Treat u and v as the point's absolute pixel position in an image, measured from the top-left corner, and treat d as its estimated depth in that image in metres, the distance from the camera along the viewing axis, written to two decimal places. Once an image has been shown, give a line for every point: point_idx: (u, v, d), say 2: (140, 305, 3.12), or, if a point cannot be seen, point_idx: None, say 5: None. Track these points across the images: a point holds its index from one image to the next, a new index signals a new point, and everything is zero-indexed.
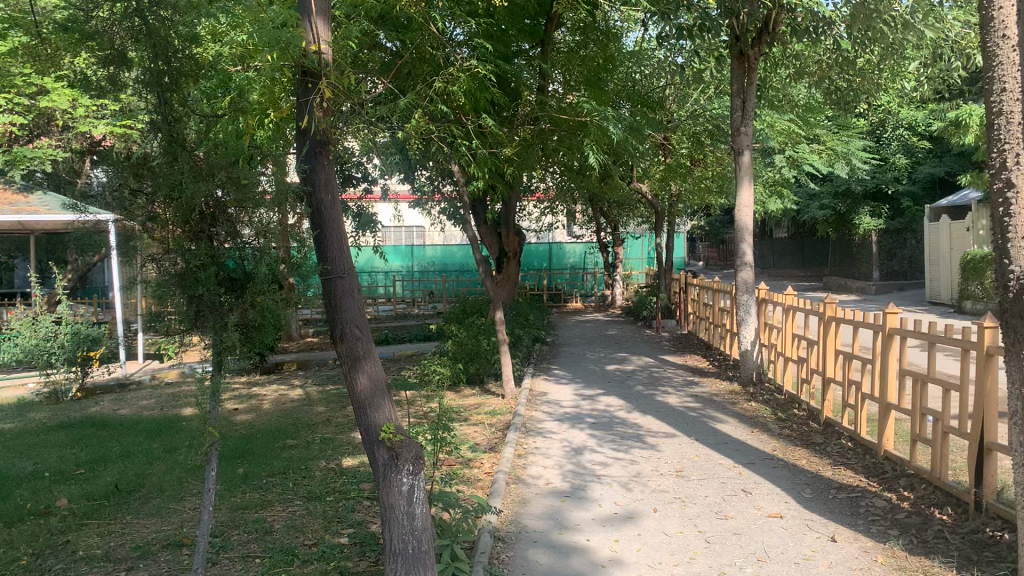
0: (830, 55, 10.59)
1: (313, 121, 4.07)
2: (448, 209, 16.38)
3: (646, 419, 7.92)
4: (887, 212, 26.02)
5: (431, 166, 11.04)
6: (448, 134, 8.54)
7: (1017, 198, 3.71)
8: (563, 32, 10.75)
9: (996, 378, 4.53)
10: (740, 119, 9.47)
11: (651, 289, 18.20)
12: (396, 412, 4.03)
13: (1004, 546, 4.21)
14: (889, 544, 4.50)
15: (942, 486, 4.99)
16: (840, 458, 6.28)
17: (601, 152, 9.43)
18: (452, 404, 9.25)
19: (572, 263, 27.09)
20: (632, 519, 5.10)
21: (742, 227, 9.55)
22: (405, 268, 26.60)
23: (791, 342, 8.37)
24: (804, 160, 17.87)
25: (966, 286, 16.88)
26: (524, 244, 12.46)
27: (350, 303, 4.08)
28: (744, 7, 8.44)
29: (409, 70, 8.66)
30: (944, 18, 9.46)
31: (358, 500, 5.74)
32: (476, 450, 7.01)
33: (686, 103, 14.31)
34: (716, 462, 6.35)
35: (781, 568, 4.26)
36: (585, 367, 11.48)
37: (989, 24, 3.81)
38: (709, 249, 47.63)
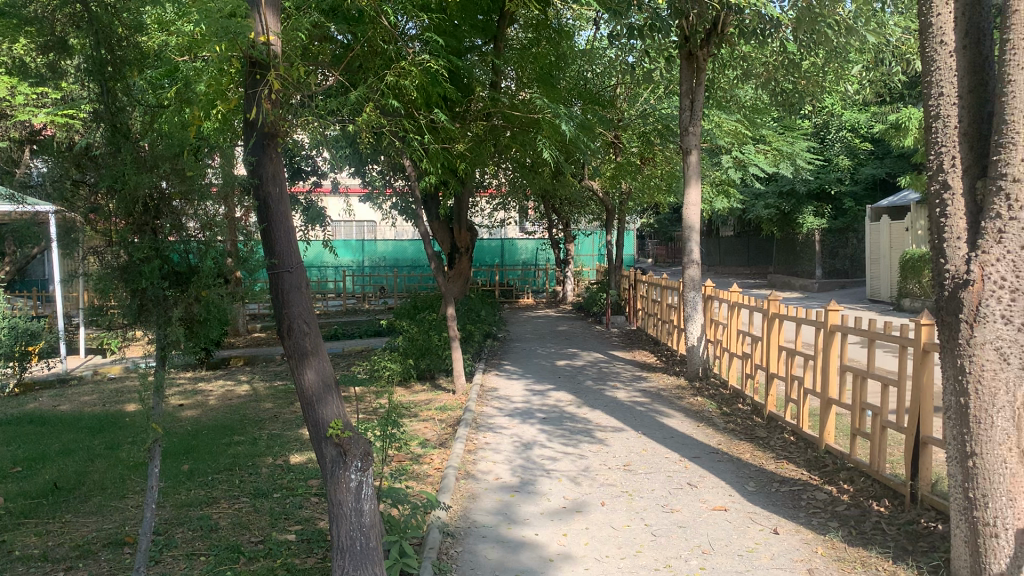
0: (776, 56, 10.60)
1: (261, 113, 4.04)
2: (400, 204, 16.31)
3: (594, 415, 7.98)
4: (829, 212, 26.48)
5: (381, 159, 11.00)
6: (400, 128, 8.51)
7: (953, 199, 3.81)
8: (517, 26, 10.64)
9: (932, 374, 4.64)
10: (689, 119, 9.59)
11: (600, 286, 18.35)
12: (345, 408, 4.01)
13: (938, 536, 4.36)
14: (829, 536, 4.61)
15: (880, 479, 5.12)
16: (782, 452, 6.41)
17: (553, 148, 9.49)
18: (402, 400, 9.21)
19: (524, 259, 27.13)
20: (580, 513, 5.15)
21: (690, 225, 9.64)
22: (355, 263, 26.37)
23: (736, 338, 8.53)
24: (749, 160, 18.15)
25: (906, 284, 17.34)
26: (477, 239, 12.52)
27: (297, 297, 4.06)
28: (693, 8, 8.52)
29: (360, 62, 8.58)
30: (886, 23, 9.70)
31: (305, 497, 5.70)
32: (426, 446, 7.00)
33: (636, 103, 14.60)
34: (663, 456, 6.43)
35: (725, 561, 4.33)
36: (535, 363, 11.51)
37: (928, 30, 3.88)
38: (659, 247, 48.19)
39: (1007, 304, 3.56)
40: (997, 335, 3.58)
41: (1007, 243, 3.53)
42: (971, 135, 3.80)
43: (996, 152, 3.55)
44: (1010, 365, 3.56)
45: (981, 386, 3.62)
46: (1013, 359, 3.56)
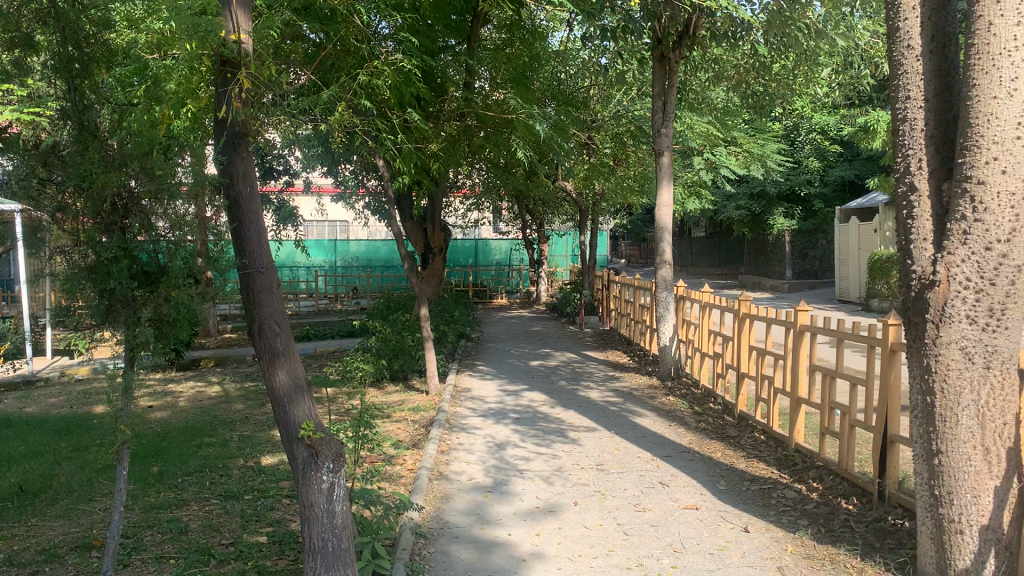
0: (747, 59, 10.68)
1: (232, 111, 4.00)
2: (372, 204, 16.26)
3: (567, 415, 8.00)
4: (799, 214, 26.75)
5: (354, 159, 10.95)
6: (372, 128, 8.47)
7: (920, 201, 3.87)
8: (490, 27, 10.66)
9: (899, 374, 4.71)
10: (661, 120, 9.65)
11: (573, 287, 18.41)
12: (317, 409, 3.99)
13: (905, 533, 4.42)
14: (798, 534, 4.66)
15: (848, 477, 5.19)
16: (753, 450, 6.47)
17: (527, 149, 9.50)
18: (375, 401, 9.19)
19: (498, 259, 27.15)
20: (553, 512, 5.17)
21: (662, 226, 9.70)
22: (328, 263, 26.21)
23: (708, 338, 8.60)
24: (721, 162, 18.31)
25: (874, 285, 17.58)
26: (450, 240, 12.51)
27: (268, 297, 4.02)
28: (665, 11, 8.57)
29: (332, 62, 8.55)
30: (855, 27, 9.83)
31: (276, 498, 5.66)
32: (399, 447, 6.98)
33: (610, 104, 14.63)
34: (635, 456, 6.47)
35: (696, 559, 4.37)
36: (509, 364, 11.52)
37: (895, 34, 3.94)
38: (632, 248, 48.45)
39: (972, 304, 3.61)
40: (962, 334, 3.64)
41: (972, 244, 3.59)
42: (938, 137, 3.86)
43: (962, 155, 3.61)
44: (974, 364, 3.62)
45: (946, 385, 3.68)
46: (978, 358, 3.61)
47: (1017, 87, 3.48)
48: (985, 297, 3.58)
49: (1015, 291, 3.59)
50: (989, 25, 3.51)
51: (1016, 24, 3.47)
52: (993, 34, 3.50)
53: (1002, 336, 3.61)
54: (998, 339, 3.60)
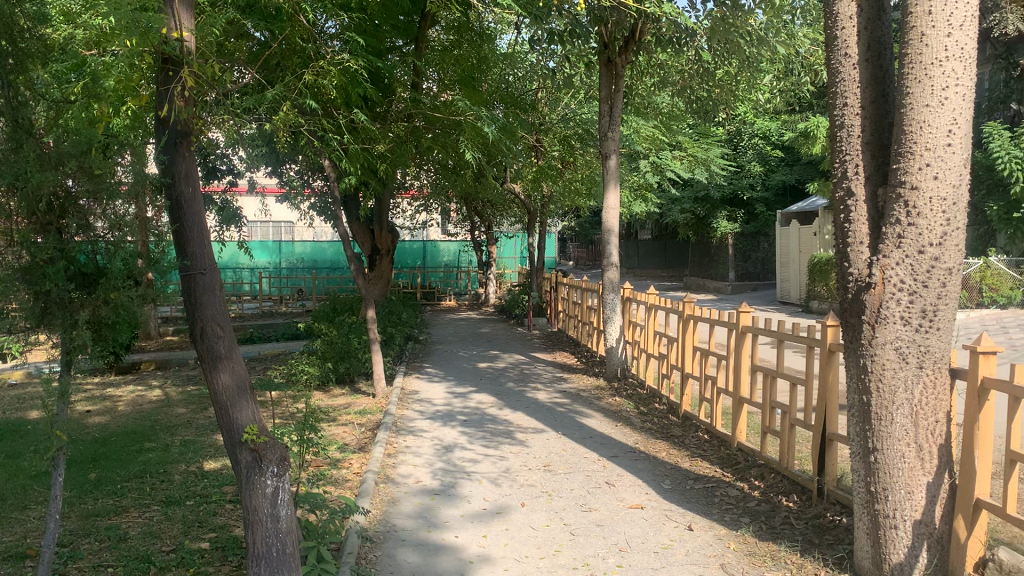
0: (691, 65, 10.83)
1: (174, 110, 3.94)
2: (318, 204, 16.09)
3: (515, 416, 8.02)
4: (742, 217, 27.23)
5: (300, 160, 10.84)
6: (318, 127, 8.37)
7: (857, 206, 3.98)
8: (438, 28, 10.65)
9: (837, 373, 4.83)
10: (608, 124, 9.76)
11: (522, 288, 18.48)
12: (260, 413, 3.94)
13: (842, 529, 4.53)
14: (740, 531, 4.75)
15: (788, 475, 5.31)
16: (697, 450, 6.58)
17: (474, 151, 9.51)
18: (321, 405, 9.09)
19: (446, 261, 27.09)
20: (500, 514, 5.17)
21: (609, 228, 9.80)
22: (272, 264, 25.86)
23: (653, 339, 8.70)
24: (666, 166, 18.54)
25: (814, 287, 17.98)
26: (398, 242, 12.46)
27: (211, 300, 3.95)
28: (611, 17, 8.74)
29: (278, 61, 8.48)
30: (795, 35, 10.06)
31: (219, 503, 5.57)
32: (344, 451, 6.92)
33: (558, 107, 14.66)
34: (582, 456, 6.52)
35: (641, 558, 4.42)
36: (457, 366, 11.49)
37: (833, 43, 4.05)
38: (580, 249, 48.77)
39: (905, 305, 3.73)
40: (897, 336, 3.75)
41: (906, 248, 3.70)
42: (873, 144, 3.97)
43: (896, 160, 3.72)
44: (908, 364, 3.73)
45: (880, 384, 3.79)
46: (911, 358, 3.72)
47: (948, 95, 3.61)
48: (918, 298, 3.70)
49: (946, 293, 3.72)
50: (921, 36, 3.63)
51: (947, 35, 3.59)
52: (925, 44, 3.61)
53: (935, 336, 3.73)
54: (931, 339, 3.72)
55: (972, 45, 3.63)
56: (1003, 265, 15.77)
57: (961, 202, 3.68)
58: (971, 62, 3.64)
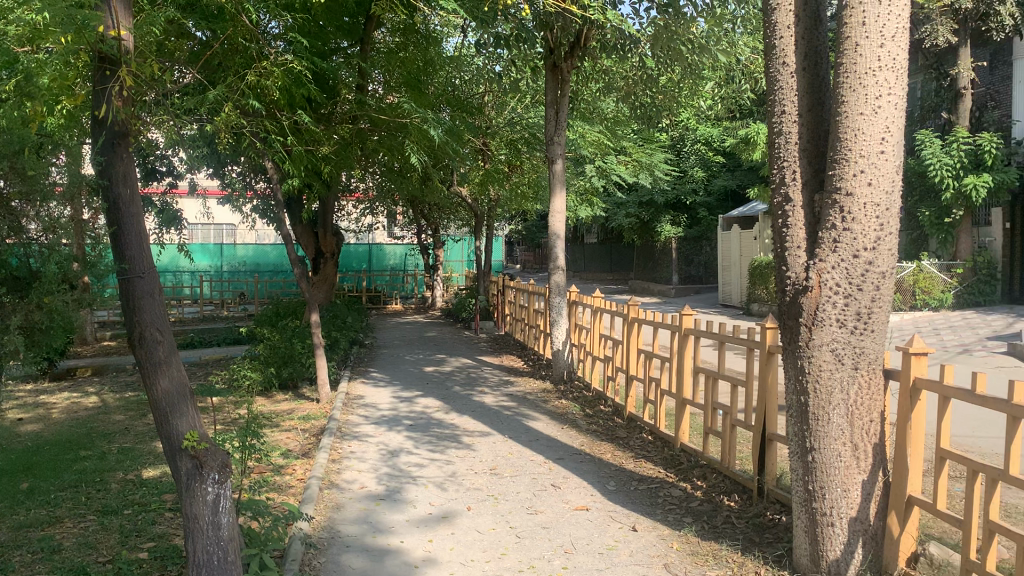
0: (635, 72, 10.96)
1: (112, 110, 3.86)
2: (261, 207, 15.86)
3: (462, 420, 8.01)
4: (685, 221, 27.63)
5: (242, 162, 10.67)
6: (261, 129, 8.25)
7: (794, 211, 4.06)
8: (384, 31, 10.60)
9: (775, 373, 4.93)
10: (554, 128, 9.81)
11: (469, 292, 18.46)
12: (202, 419, 3.87)
13: (781, 528, 4.63)
14: (683, 531, 4.82)
15: (730, 475, 5.41)
16: (641, 451, 6.65)
17: (420, 154, 9.46)
18: (264, 410, 8.95)
19: (392, 264, 26.94)
20: (446, 519, 5.16)
21: (555, 232, 9.86)
22: (213, 268, 25.44)
23: (599, 342, 8.77)
24: (612, 170, 18.72)
25: (754, 290, 18.32)
26: (342, 245, 12.38)
27: (150, 304, 3.87)
28: (556, 22, 8.81)
29: (220, 61, 8.37)
30: (736, 43, 10.28)
31: (158, 512, 5.44)
32: (288, 456, 6.84)
33: (505, 111, 14.65)
34: (528, 459, 6.54)
35: (587, 560, 4.45)
36: (403, 370, 11.43)
37: (771, 52, 4.14)
38: (527, 253, 48.95)
39: (841, 308, 3.82)
40: (833, 338, 3.84)
41: (841, 252, 3.79)
42: (809, 151, 4.08)
43: (831, 166, 3.82)
44: (844, 365, 3.83)
45: (817, 385, 3.88)
46: (847, 359, 3.83)
47: (881, 104, 3.72)
48: (853, 301, 3.80)
49: (880, 296, 3.83)
50: (855, 46, 3.73)
51: (879, 45, 3.71)
52: (859, 54, 3.72)
53: (869, 338, 3.83)
54: (866, 341, 3.82)
55: (904, 56, 3.75)
56: (934, 269, 16.31)
57: (894, 208, 3.80)
58: (902, 72, 3.77)
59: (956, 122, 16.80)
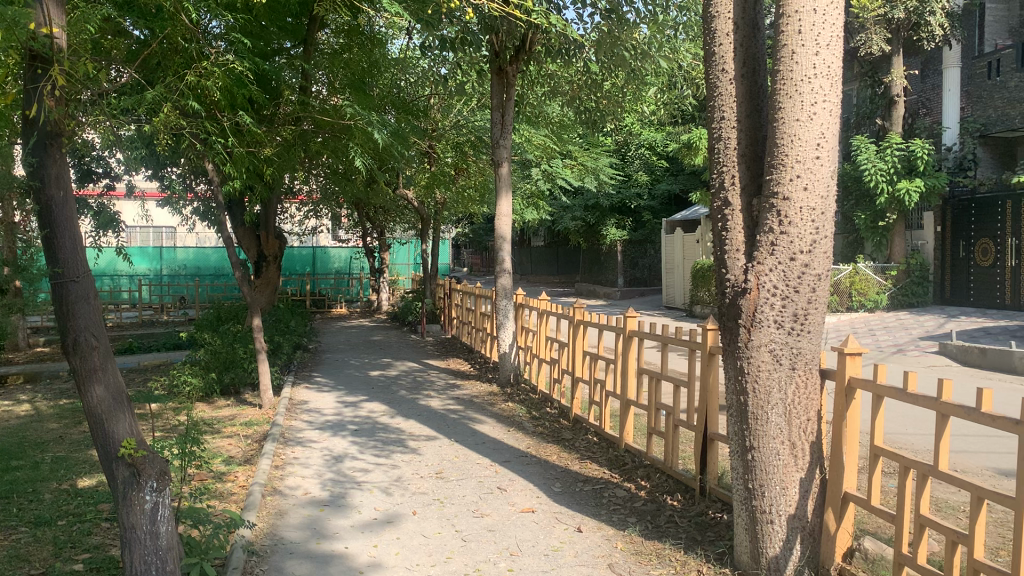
0: (579, 77, 11.04)
1: (44, 109, 3.76)
2: (201, 209, 15.59)
3: (407, 424, 7.97)
4: (630, 224, 27.93)
5: (182, 163, 10.47)
6: (201, 130, 8.11)
7: (733, 215, 4.15)
8: (328, 32, 10.50)
9: (716, 374, 5.02)
10: (499, 132, 9.83)
11: (415, 295, 18.38)
12: (139, 426, 3.79)
13: (722, 526, 4.71)
14: (627, 531, 4.87)
15: (673, 474, 5.49)
16: (587, 452, 6.71)
17: (364, 156, 9.41)
18: (204, 416, 8.77)
19: (337, 268, 26.70)
20: (391, 523, 5.12)
21: (501, 235, 9.89)
22: (152, 271, 24.93)
23: (545, 344, 8.82)
24: (557, 174, 18.82)
25: (697, 292, 18.59)
26: (285, 248, 12.20)
27: (85, 309, 3.77)
28: (501, 26, 8.83)
29: (159, 60, 8.22)
30: (678, 50, 10.44)
31: (95, 522, 5.31)
32: (230, 463, 6.72)
33: (450, 114, 14.60)
34: (474, 462, 6.54)
35: (532, 561, 4.47)
36: (348, 375, 11.31)
37: (712, 58, 4.23)
38: (474, 257, 48.85)
39: (779, 309, 3.90)
40: (771, 338, 3.92)
41: (778, 255, 3.87)
42: (748, 156, 4.16)
43: (769, 171, 3.90)
44: (782, 365, 3.92)
45: (756, 385, 3.96)
46: (784, 359, 3.91)
47: (816, 110, 3.82)
48: (790, 303, 3.89)
49: (816, 297, 3.93)
50: (792, 53, 3.83)
51: (815, 53, 3.80)
52: (796, 61, 3.82)
53: (805, 339, 3.93)
54: (802, 342, 3.92)
55: (838, 64, 3.85)
56: (870, 271, 16.75)
57: (828, 212, 3.91)
58: (838, 79, 3.87)
59: (890, 128, 17.29)
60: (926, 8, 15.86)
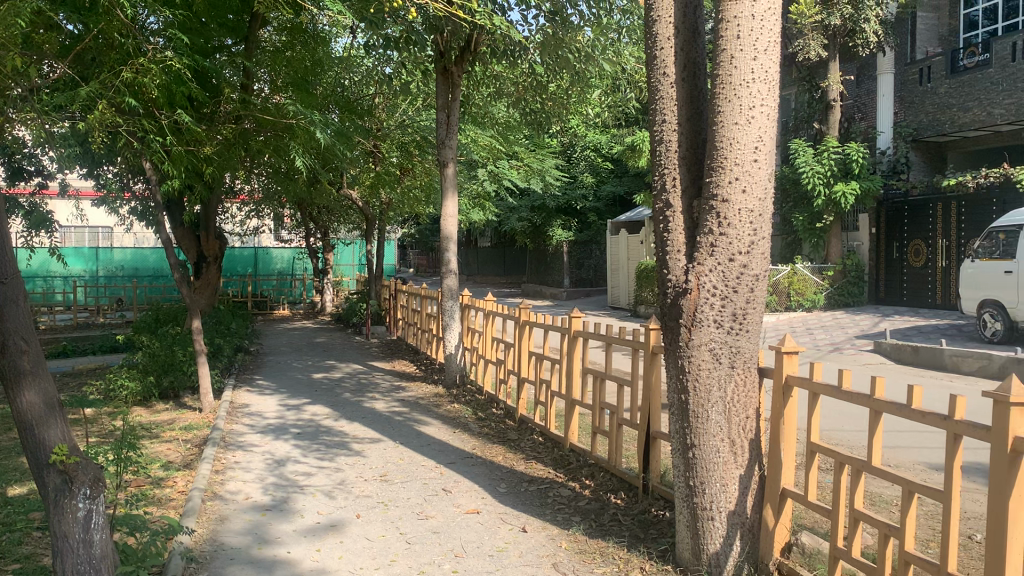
0: (524, 77, 11.07)
1: None
2: (138, 209, 15.23)
3: (351, 427, 7.90)
4: (575, 225, 28.09)
5: (118, 162, 10.22)
6: (138, 128, 7.91)
7: (674, 217, 4.22)
8: (270, 29, 10.35)
9: (659, 373, 5.08)
10: (445, 132, 9.80)
11: (361, 296, 18.22)
12: (71, 431, 3.68)
13: (665, 523, 4.77)
14: (572, 530, 4.90)
15: (616, 472, 5.54)
16: (532, 452, 6.73)
17: (308, 157, 9.28)
18: (142, 421, 8.56)
19: (279, 269, 26.35)
20: (335, 527, 5.07)
21: (446, 236, 9.86)
22: (88, 273, 24.27)
23: (491, 345, 8.81)
24: (503, 174, 18.84)
25: (641, 293, 18.79)
26: (226, 248, 11.96)
27: (14, 311, 3.65)
28: (446, 26, 8.83)
29: (93, 56, 8.01)
30: (622, 53, 10.56)
31: (25, 531, 5.15)
32: (168, 469, 6.58)
33: (395, 113, 14.49)
34: (419, 464, 6.51)
35: (476, 562, 4.47)
36: (290, 377, 11.17)
37: (653, 62, 4.28)
38: (420, 257, 48.62)
39: (718, 309, 3.96)
40: (711, 338, 3.99)
41: (718, 255, 3.93)
42: (688, 159, 4.22)
43: (709, 174, 3.97)
44: (721, 364, 3.98)
45: (697, 384, 4.02)
46: (724, 358, 3.98)
47: (754, 114, 3.89)
48: (730, 303, 3.95)
49: (754, 297, 4.00)
50: (731, 58, 3.90)
51: (753, 58, 3.88)
52: (734, 66, 3.89)
53: (743, 338, 3.99)
54: (741, 341, 3.98)
55: (775, 69, 3.93)
56: (808, 271, 17.14)
57: (766, 214, 3.99)
58: (774, 84, 3.95)
59: (827, 132, 17.71)
60: (861, 15, 16.24)
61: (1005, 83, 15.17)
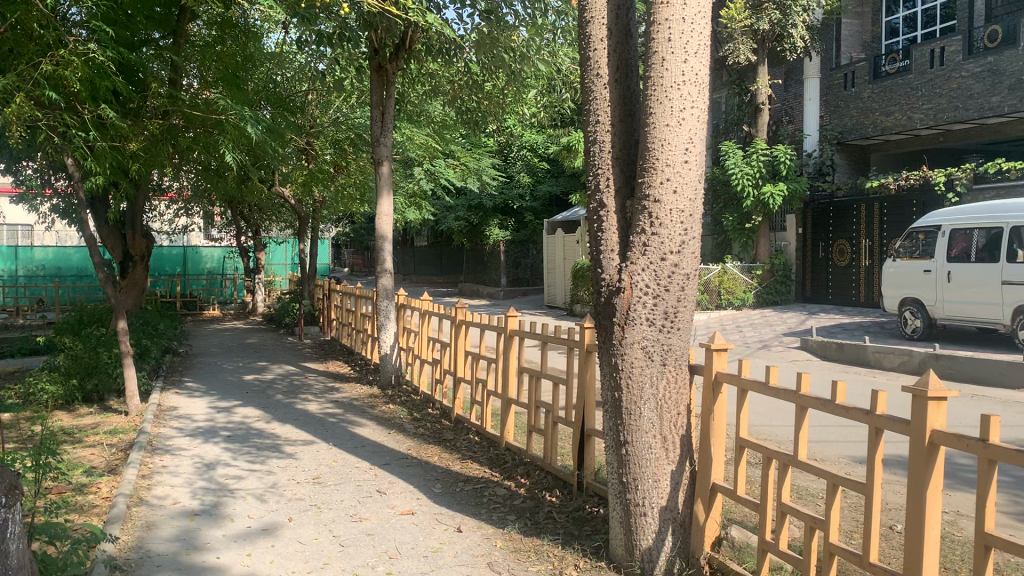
0: (460, 76, 11.04)
1: None
2: (60, 207, 14.71)
3: (284, 429, 7.77)
4: (512, 225, 28.13)
5: (37, 157, 9.85)
6: (59, 122, 7.63)
7: (607, 216, 4.26)
8: (199, 23, 10.12)
9: (593, 371, 5.11)
10: (379, 130, 9.70)
11: (294, 296, 17.94)
12: None
13: (599, 520, 4.81)
14: (507, 529, 4.91)
15: (551, 470, 5.58)
16: (468, 452, 6.72)
17: (238, 153, 9.04)
18: (63, 426, 8.26)
19: (209, 268, 25.76)
20: (267, 532, 4.98)
21: (381, 235, 9.77)
22: (6, 272, 23.35)
23: (426, 345, 8.76)
24: (439, 173, 18.76)
25: (576, 292, 18.93)
26: (153, 247, 11.63)
27: None
28: (380, 22, 8.76)
29: (9, 47, 7.70)
30: (557, 53, 10.62)
31: None
32: (91, 474, 6.37)
33: (329, 110, 14.06)
34: (353, 466, 6.44)
35: (410, 564, 4.44)
36: (221, 379, 10.93)
37: (587, 63, 4.31)
38: (355, 256, 48.15)
39: (650, 307, 4.01)
40: (643, 336, 4.03)
41: (650, 255, 3.98)
42: (621, 160, 4.27)
43: (641, 174, 4.01)
44: (654, 362, 4.03)
45: (630, 381, 4.07)
46: (655, 356, 4.03)
47: (685, 116, 3.95)
48: (661, 301, 4.00)
49: (685, 296, 4.06)
50: (662, 60, 3.95)
51: (684, 61, 3.94)
52: (665, 68, 3.94)
53: (675, 335, 4.05)
54: (672, 339, 4.04)
55: (704, 71, 4.00)
56: (738, 271, 17.50)
57: (696, 214, 4.05)
58: (704, 87, 4.02)
59: (756, 134, 18.11)
60: (789, 20, 16.62)
61: (924, 89, 15.73)
